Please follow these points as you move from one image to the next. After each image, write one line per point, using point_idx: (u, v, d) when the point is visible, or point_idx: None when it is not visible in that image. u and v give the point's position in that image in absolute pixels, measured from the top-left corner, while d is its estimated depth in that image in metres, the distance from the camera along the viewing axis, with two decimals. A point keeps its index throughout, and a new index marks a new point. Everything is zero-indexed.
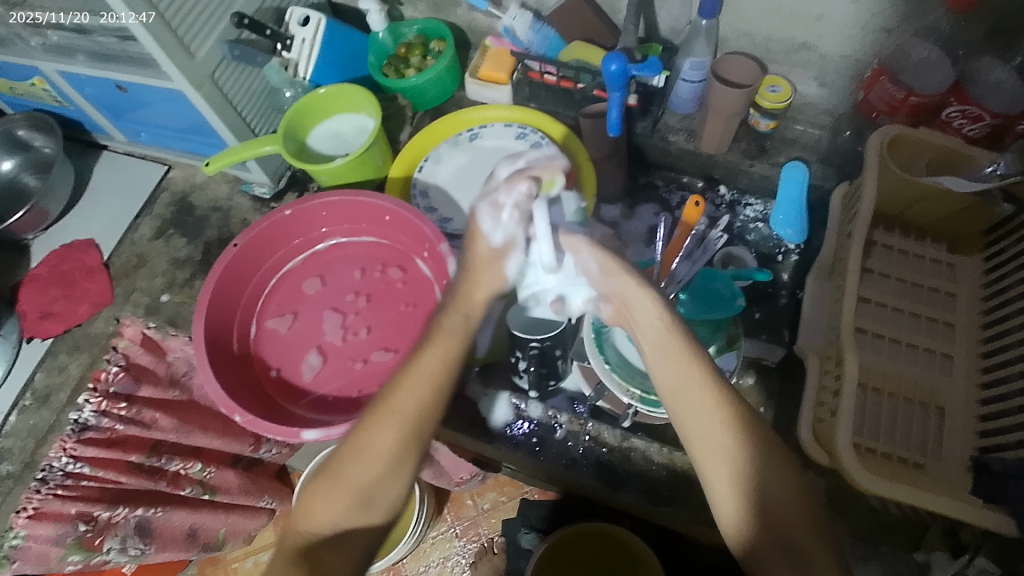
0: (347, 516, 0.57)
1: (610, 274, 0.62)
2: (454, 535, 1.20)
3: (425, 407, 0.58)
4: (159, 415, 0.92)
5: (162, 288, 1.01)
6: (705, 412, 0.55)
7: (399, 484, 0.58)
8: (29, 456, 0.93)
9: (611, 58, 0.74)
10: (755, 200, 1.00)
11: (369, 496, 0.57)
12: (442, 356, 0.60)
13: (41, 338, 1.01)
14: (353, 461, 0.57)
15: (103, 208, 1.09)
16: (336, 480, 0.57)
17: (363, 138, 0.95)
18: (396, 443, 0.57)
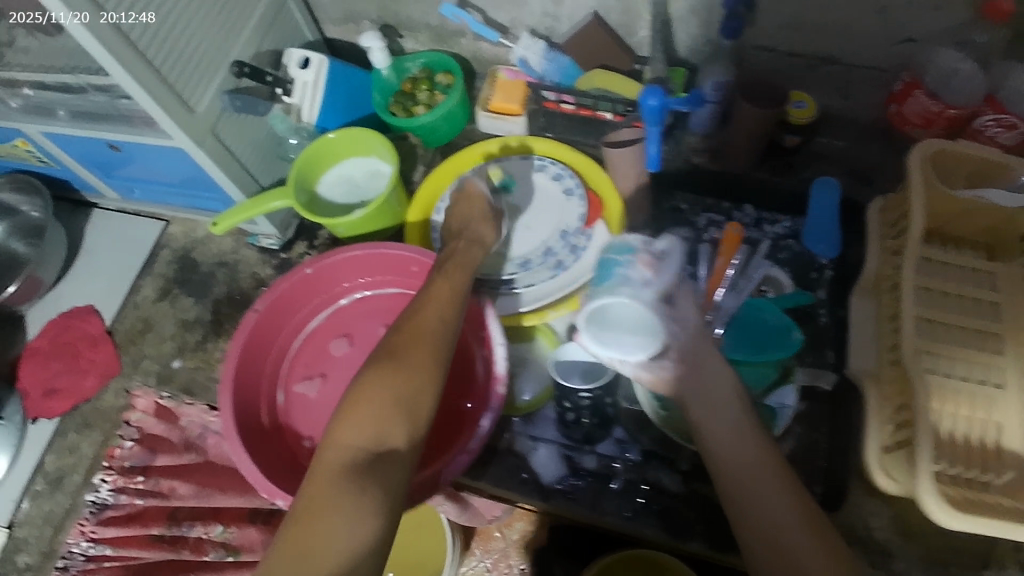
0: (392, 422, 0.57)
1: (697, 334, 0.66)
2: (485, 569, 1.06)
3: (447, 323, 0.65)
4: (178, 483, 0.90)
5: (173, 354, 0.95)
6: (745, 449, 0.62)
7: (433, 391, 0.60)
8: (47, 545, 0.90)
9: (652, 90, 0.71)
10: (783, 215, 0.96)
11: (414, 402, 0.59)
12: (449, 286, 0.69)
13: (47, 417, 0.95)
14: (391, 374, 0.59)
15: (99, 270, 1.03)
16: (377, 392, 0.58)
17: (378, 183, 0.90)
18: (425, 355, 0.62)
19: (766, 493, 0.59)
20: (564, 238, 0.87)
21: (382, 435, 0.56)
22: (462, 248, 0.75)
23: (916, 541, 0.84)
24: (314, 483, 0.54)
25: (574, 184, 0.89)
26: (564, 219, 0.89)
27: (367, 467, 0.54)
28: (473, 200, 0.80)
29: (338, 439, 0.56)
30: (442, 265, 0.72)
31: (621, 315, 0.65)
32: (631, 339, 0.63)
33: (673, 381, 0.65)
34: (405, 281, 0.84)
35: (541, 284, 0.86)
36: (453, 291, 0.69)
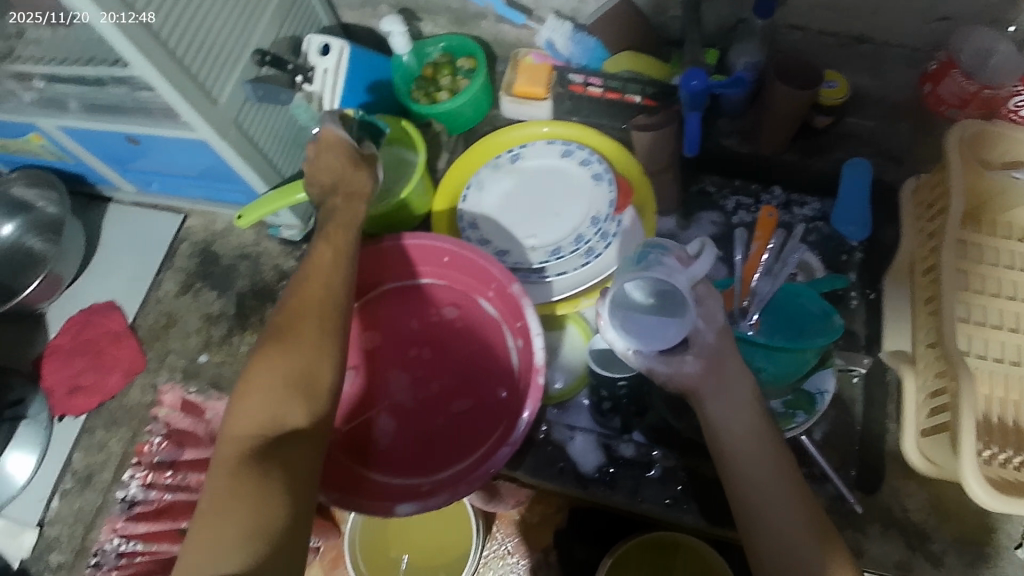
0: (287, 404, 0.58)
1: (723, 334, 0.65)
2: (506, 552, 0.96)
3: (332, 280, 0.66)
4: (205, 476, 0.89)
5: (199, 348, 0.94)
6: (759, 457, 0.61)
7: (329, 364, 0.62)
8: (79, 543, 0.89)
9: (693, 74, 0.75)
10: (811, 197, 0.97)
11: (306, 378, 0.60)
12: (335, 247, 0.69)
13: (73, 415, 0.94)
14: (282, 352, 0.61)
15: (119, 265, 1.01)
16: (271, 374, 0.60)
17: (405, 171, 0.89)
18: (315, 327, 0.63)
19: (779, 494, 0.60)
20: (594, 225, 0.85)
21: (279, 417, 0.58)
22: (342, 204, 0.73)
23: (952, 522, 0.85)
24: (214, 476, 0.55)
25: (602, 169, 0.88)
26: (593, 205, 0.87)
27: (262, 457, 0.56)
28: (332, 145, 0.73)
29: (238, 425, 0.58)
30: (323, 227, 0.71)
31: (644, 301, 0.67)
32: (645, 329, 0.65)
33: (692, 378, 0.64)
34: (433, 273, 0.83)
35: (573, 272, 0.85)
36: (337, 252, 0.69)
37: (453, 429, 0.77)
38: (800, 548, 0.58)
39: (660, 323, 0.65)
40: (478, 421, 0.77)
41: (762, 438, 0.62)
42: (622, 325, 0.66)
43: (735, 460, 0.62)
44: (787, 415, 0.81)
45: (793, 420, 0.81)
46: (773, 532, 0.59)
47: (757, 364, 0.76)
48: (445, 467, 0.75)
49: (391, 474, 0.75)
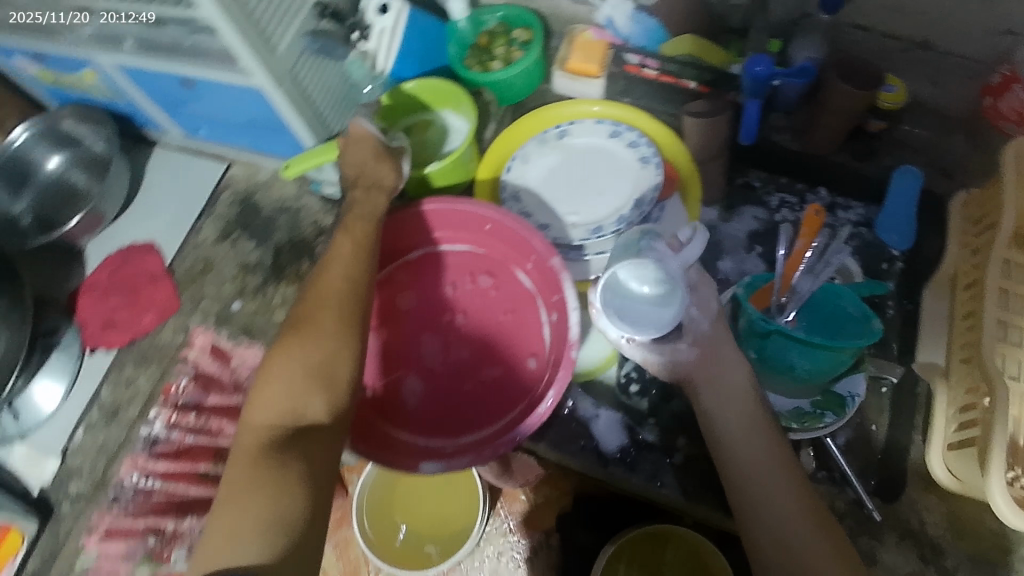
0: (306, 397, 0.63)
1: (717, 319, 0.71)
2: (508, 529, 0.98)
3: (349, 278, 0.70)
4: (226, 423, 0.91)
5: (233, 295, 0.95)
6: (765, 454, 0.67)
7: (347, 357, 0.66)
8: (100, 475, 0.91)
9: (757, 61, 0.78)
10: (857, 203, 0.95)
11: (325, 372, 0.65)
12: (355, 238, 0.74)
13: (104, 350, 0.95)
14: (301, 344, 0.66)
15: (159, 207, 1.02)
16: (291, 364, 0.65)
17: (456, 136, 0.90)
18: (333, 321, 0.67)
19: (777, 485, 0.66)
20: (638, 207, 0.86)
21: (298, 410, 0.63)
22: (361, 196, 0.76)
23: (967, 540, 0.84)
24: (235, 466, 0.61)
25: (649, 152, 0.88)
26: (638, 188, 0.87)
27: (280, 448, 0.61)
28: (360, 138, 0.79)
29: (260, 417, 0.63)
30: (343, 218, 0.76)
31: (644, 290, 0.66)
32: (648, 318, 0.65)
33: (686, 365, 0.69)
34: (473, 240, 0.83)
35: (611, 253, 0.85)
36: (357, 244, 0.73)
37: (480, 395, 0.78)
38: (794, 536, 0.63)
39: (656, 308, 0.65)
40: (505, 389, 0.78)
41: (759, 433, 0.68)
42: (621, 314, 0.65)
43: (744, 455, 0.67)
44: (815, 415, 0.81)
45: (822, 420, 0.81)
46: (767, 527, 0.64)
47: (795, 360, 0.74)
48: (470, 431, 0.77)
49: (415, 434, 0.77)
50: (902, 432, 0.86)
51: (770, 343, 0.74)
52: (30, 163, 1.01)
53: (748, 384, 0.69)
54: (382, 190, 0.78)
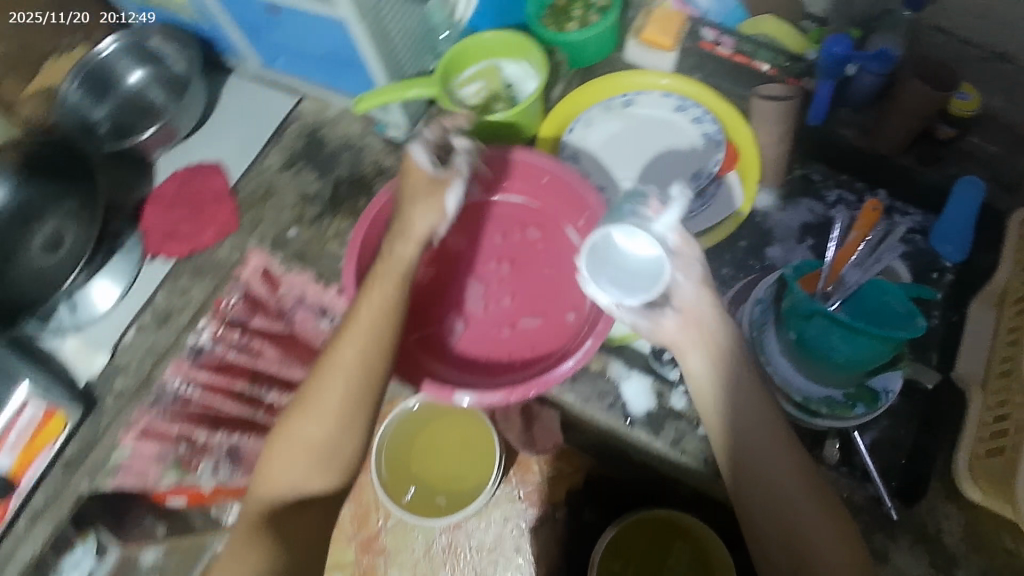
0: (308, 479, 0.75)
1: (704, 285, 0.73)
2: (516, 497, 1.06)
3: (361, 364, 0.73)
4: (265, 346, 0.96)
5: (291, 222, 0.98)
6: (765, 437, 0.70)
7: (348, 445, 0.75)
8: (146, 374, 0.95)
9: (836, 40, 0.82)
10: (914, 209, 0.95)
11: (326, 456, 0.74)
12: (375, 310, 0.74)
13: (164, 258, 0.99)
14: (304, 420, 0.74)
15: (229, 130, 1.05)
16: (297, 439, 0.74)
17: (523, 91, 0.91)
18: (338, 401, 0.73)
19: (777, 465, 0.69)
20: (695, 180, 0.88)
21: (300, 486, 0.75)
22: (386, 255, 0.76)
23: (981, 552, 0.82)
24: (239, 525, 0.75)
25: (713, 130, 0.90)
26: (697, 162, 0.89)
27: (279, 517, 0.74)
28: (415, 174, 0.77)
29: (268, 485, 0.75)
30: (367, 279, 0.76)
31: (631, 253, 0.72)
32: (637, 283, 0.71)
33: (669, 332, 0.73)
34: (532, 195, 0.86)
35: None
36: (381, 313, 0.74)
37: (519, 343, 0.81)
38: (800, 512, 0.67)
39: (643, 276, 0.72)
40: (544, 339, 0.81)
41: (756, 410, 0.70)
42: (611, 278, 0.71)
43: (743, 447, 0.70)
44: (846, 405, 0.81)
45: (853, 411, 0.81)
46: (772, 521, 0.68)
47: (832, 343, 0.75)
48: (503, 375, 0.80)
49: (451, 369, 0.80)
50: (929, 438, 0.86)
51: (812, 325, 0.75)
52: (113, 74, 1.03)
53: (738, 347, 0.72)
54: (415, 241, 0.76)
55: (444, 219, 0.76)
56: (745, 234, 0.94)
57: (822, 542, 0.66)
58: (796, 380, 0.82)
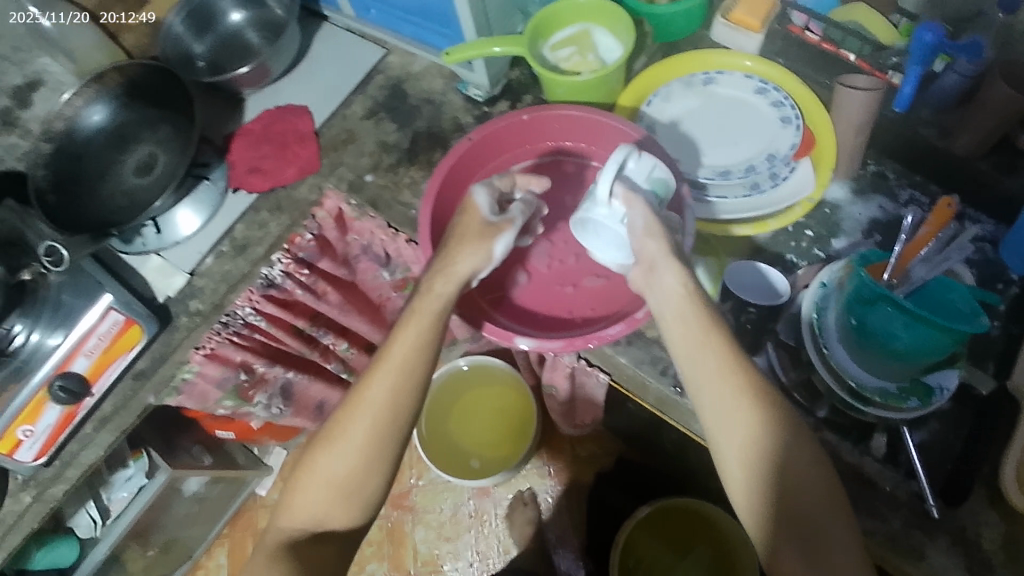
0: (329, 513, 0.76)
1: (650, 231, 0.74)
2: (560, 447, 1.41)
3: (389, 399, 0.74)
4: (329, 289, 1.07)
5: (368, 169, 1.02)
6: (746, 405, 0.70)
7: (371, 481, 0.75)
8: (219, 299, 0.99)
9: (929, 26, 0.82)
10: (987, 218, 0.94)
11: (349, 491, 0.75)
12: (409, 345, 0.75)
13: (247, 191, 1.03)
14: (330, 456, 0.75)
15: (318, 76, 1.09)
16: (319, 472, 0.75)
17: (608, 59, 0.92)
18: (362, 442, 0.74)
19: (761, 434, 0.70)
20: (769, 161, 0.89)
21: (321, 520, 0.76)
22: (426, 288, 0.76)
23: (1019, 564, 0.80)
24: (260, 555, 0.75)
25: (792, 114, 0.91)
26: (773, 143, 0.90)
27: (301, 548, 0.75)
28: (473, 214, 0.78)
29: (291, 517, 0.76)
30: (409, 307, 0.76)
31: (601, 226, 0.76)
32: (624, 239, 0.76)
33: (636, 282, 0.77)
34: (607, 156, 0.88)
35: (733, 198, 0.89)
36: (415, 347, 0.75)
37: (582, 299, 0.85)
38: (797, 478, 0.69)
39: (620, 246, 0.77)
40: (607, 298, 0.84)
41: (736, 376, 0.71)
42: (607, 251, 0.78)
43: (727, 421, 0.71)
44: (899, 397, 0.81)
45: (904, 403, 0.81)
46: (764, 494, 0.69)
47: (894, 333, 0.75)
48: (567, 328, 0.83)
49: (512, 320, 0.84)
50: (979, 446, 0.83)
51: (877, 311, 0.75)
52: (215, 11, 1.08)
53: (680, 284, 0.73)
54: (451, 279, 0.76)
55: (489, 263, 0.77)
56: (812, 223, 0.94)
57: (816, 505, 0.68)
58: (850, 366, 0.82)
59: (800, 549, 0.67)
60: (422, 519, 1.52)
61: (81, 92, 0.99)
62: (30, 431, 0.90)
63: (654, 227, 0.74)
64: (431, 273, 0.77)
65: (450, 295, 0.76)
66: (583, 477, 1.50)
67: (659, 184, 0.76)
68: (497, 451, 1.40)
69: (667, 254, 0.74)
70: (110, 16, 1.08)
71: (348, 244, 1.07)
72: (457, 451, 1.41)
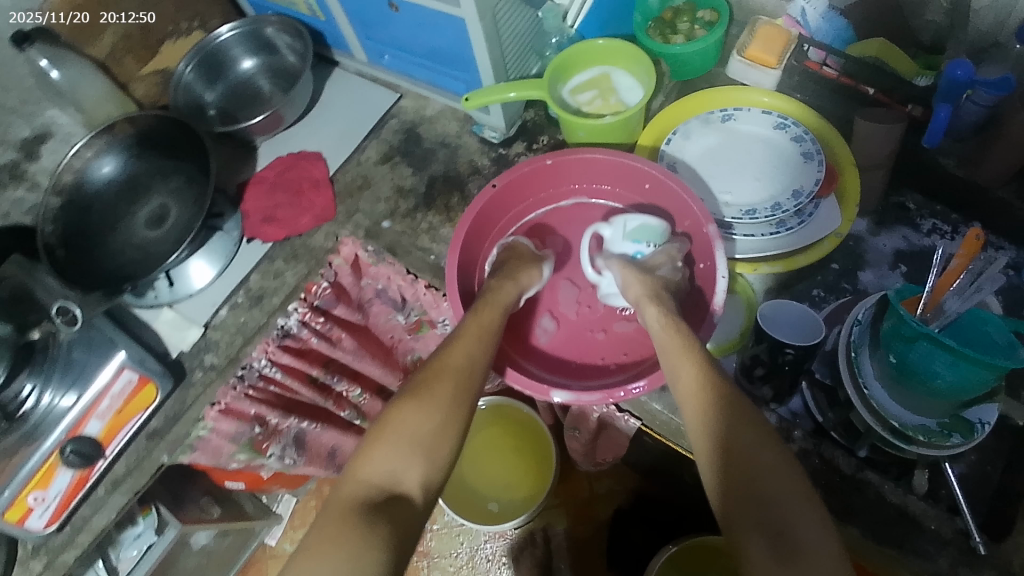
0: (408, 467, 0.66)
1: (626, 272, 0.81)
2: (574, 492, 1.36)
3: (470, 362, 0.73)
4: (344, 336, 1.05)
5: (385, 214, 1.00)
6: (708, 393, 0.67)
7: (454, 437, 0.69)
8: (235, 352, 0.97)
9: (959, 65, 0.80)
10: (1006, 244, 0.92)
11: (432, 445, 0.67)
12: (483, 322, 0.76)
13: (262, 241, 1.02)
14: (415, 411, 0.69)
15: (332, 122, 1.08)
16: (400, 427, 0.68)
17: (629, 98, 0.92)
18: (449, 397, 0.70)
19: (721, 420, 0.66)
20: (795, 197, 0.87)
21: (397, 477, 0.66)
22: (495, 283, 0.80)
23: None
24: (327, 519, 0.63)
25: (813, 148, 0.89)
26: (798, 179, 0.88)
27: (375, 506, 0.63)
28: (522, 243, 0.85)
29: (363, 475, 0.66)
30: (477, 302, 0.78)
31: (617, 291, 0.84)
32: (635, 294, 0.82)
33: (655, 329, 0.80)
34: (634, 198, 0.88)
35: (760, 236, 0.87)
36: (484, 329, 0.76)
37: (615, 345, 0.83)
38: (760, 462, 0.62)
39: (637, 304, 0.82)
40: (639, 343, 0.83)
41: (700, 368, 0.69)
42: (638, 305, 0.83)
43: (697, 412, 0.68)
44: (941, 434, 0.76)
45: (948, 440, 0.76)
46: (726, 477, 0.63)
47: (935, 371, 0.72)
48: (602, 376, 0.81)
49: (545, 368, 0.82)
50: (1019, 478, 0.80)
51: (913, 348, 0.72)
52: (227, 59, 1.08)
53: (659, 315, 0.75)
54: (516, 287, 0.80)
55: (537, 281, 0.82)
56: (837, 256, 0.93)
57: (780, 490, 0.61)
58: (889, 405, 0.79)
59: (763, 532, 0.59)
60: (437, 564, 1.43)
61: (91, 143, 0.97)
62: (41, 498, 0.86)
63: (633, 267, 0.81)
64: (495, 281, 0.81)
65: (512, 294, 0.79)
66: (600, 512, 1.42)
67: (649, 227, 0.85)
68: (514, 493, 1.34)
69: (643, 293, 0.78)
70: (112, 17, 1.00)
71: (363, 287, 1.05)
72: (473, 492, 1.35)
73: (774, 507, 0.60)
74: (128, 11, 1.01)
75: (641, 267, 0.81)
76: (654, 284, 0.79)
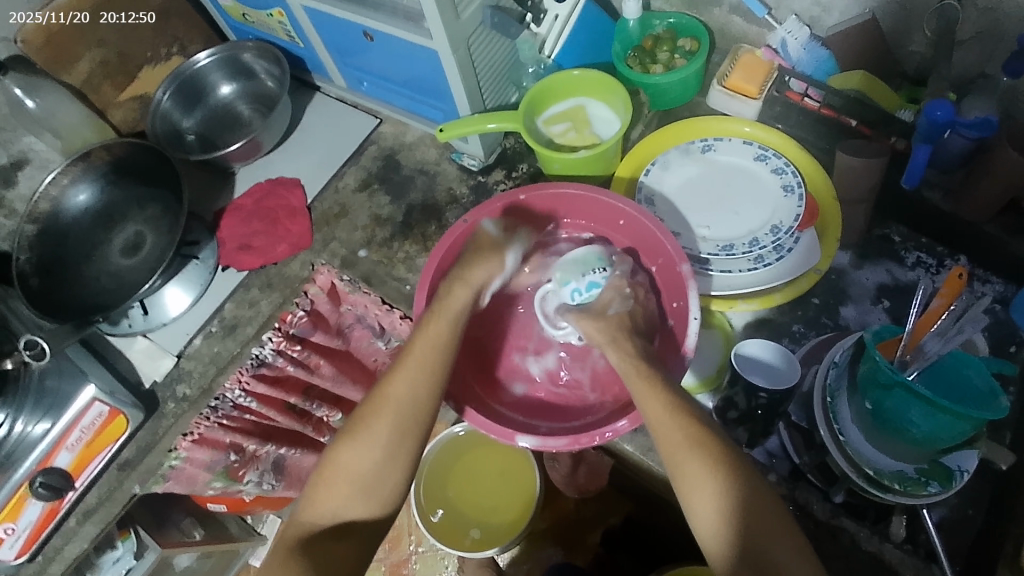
0: (348, 505, 0.67)
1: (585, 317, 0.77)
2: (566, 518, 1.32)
3: (416, 391, 0.69)
4: (322, 362, 1.05)
5: (361, 243, 0.99)
6: (682, 433, 0.65)
7: (397, 470, 0.68)
8: (207, 383, 0.96)
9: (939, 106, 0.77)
10: (996, 278, 0.90)
11: (372, 483, 0.67)
12: (431, 342, 0.72)
13: (237, 269, 1.01)
14: (355, 447, 0.68)
15: (311, 148, 1.08)
16: (341, 467, 0.68)
17: (606, 130, 0.91)
18: (389, 428, 0.68)
19: (701, 463, 0.63)
20: (773, 233, 0.86)
21: (339, 514, 0.67)
22: (446, 290, 0.75)
23: None
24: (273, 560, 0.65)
25: (795, 182, 0.87)
26: (777, 215, 0.87)
27: (316, 545, 0.65)
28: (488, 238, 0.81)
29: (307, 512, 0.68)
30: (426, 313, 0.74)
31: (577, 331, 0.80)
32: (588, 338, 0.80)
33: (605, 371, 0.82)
34: (611, 233, 0.86)
35: (737, 273, 0.85)
36: (431, 348, 0.72)
37: (585, 384, 0.83)
38: (744, 507, 0.60)
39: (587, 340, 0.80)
40: (611, 383, 0.81)
41: (668, 407, 0.66)
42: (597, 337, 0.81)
43: (671, 452, 0.65)
44: (918, 482, 0.74)
45: (925, 489, 0.74)
46: (719, 523, 0.61)
47: (912, 420, 0.69)
48: (577, 420, 0.80)
49: (516, 413, 0.81)
50: (995, 522, 0.77)
51: (891, 398, 0.69)
52: (205, 85, 1.07)
53: (622, 359, 0.72)
54: (470, 287, 0.76)
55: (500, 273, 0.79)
56: (817, 291, 0.91)
57: (765, 538, 0.59)
58: (866, 451, 0.76)
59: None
60: None
61: (67, 171, 0.96)
62: (11, 529, 0.85)
63: (603, 316, 0.76)
64: (449, 280, 0.76)
65: (465, 302, 0.75)
66: (589, 538, 1.33)
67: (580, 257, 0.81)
68: (499, 517, 1.29)
69: (602, 340, 0.75)
70: (112, 17, 1.02)
71: (342, 313, 1.05)
72: (457, 515, 1.31)
73: (764, 554, 0.58)
74: (128, 11, 1.03)
75: (593, 310, 0.77)
76: (624, 323, 0.75)
